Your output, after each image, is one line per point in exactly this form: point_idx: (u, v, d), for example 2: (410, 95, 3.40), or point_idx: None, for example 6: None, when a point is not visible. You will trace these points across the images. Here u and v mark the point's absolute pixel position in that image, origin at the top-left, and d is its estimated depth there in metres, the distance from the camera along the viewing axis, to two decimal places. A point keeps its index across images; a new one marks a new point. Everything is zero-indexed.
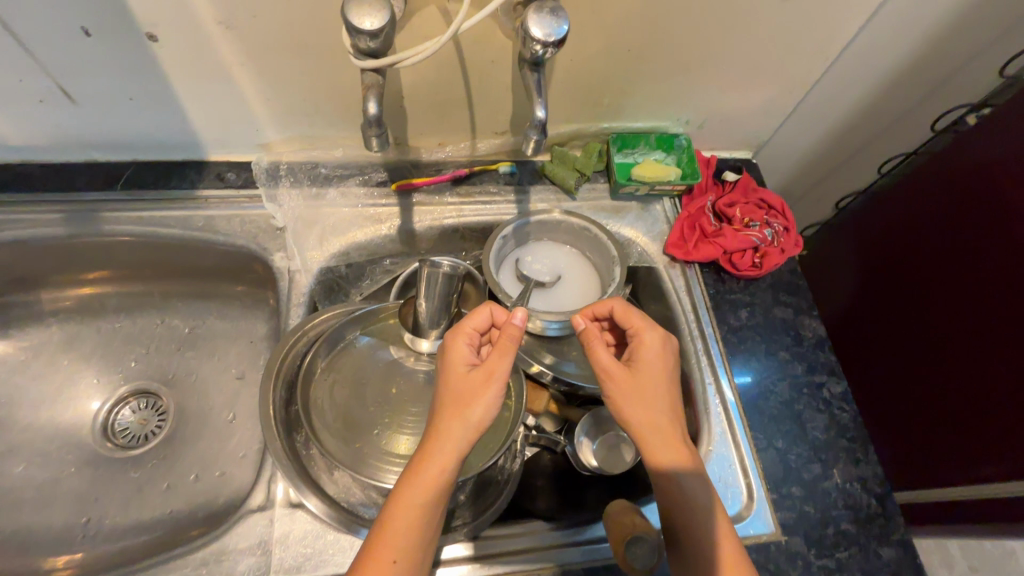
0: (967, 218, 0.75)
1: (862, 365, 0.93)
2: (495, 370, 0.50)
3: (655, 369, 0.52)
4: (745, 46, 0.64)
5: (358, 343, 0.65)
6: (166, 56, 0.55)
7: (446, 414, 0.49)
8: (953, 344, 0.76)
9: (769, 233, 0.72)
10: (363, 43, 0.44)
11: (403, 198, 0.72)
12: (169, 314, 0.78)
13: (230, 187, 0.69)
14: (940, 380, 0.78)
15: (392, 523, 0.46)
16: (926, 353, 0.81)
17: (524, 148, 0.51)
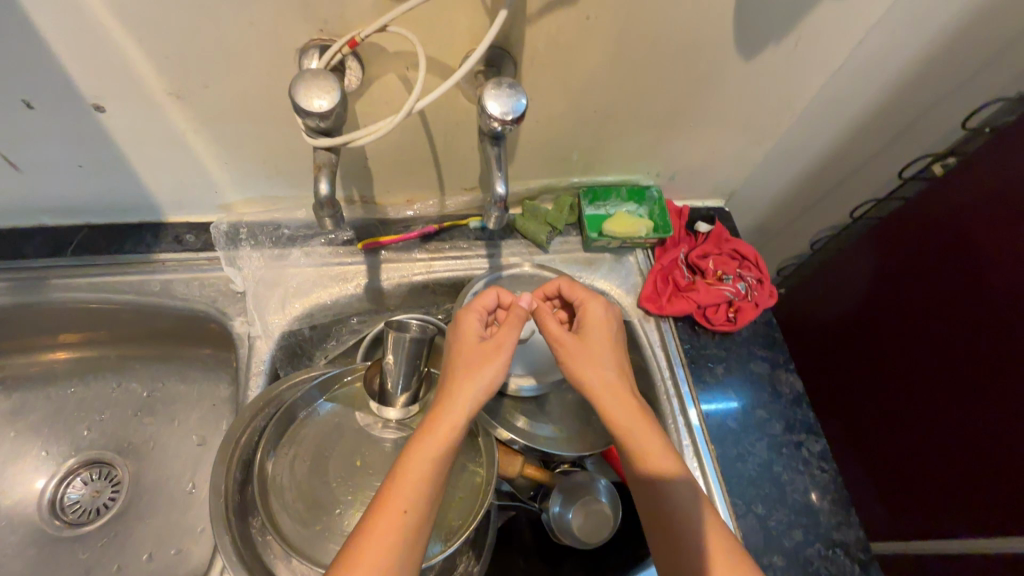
0: (942, 273, 0.75)
1: (843, 409, 0.92)
2: (503, 342, 0.52)
3: (600, 335, 0.55)
4: (710, 105, 0.64)
5: (320, 410, 0.62)
6: (116, 126, 0.53)
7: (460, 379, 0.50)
8: (937, 400, 0.75)
9: (742, 286, 0.71)
10: (313, 123, 0.42)
11: (370, 256, 0.69)
12: (125, 379, 0.74)
13: (188, 250, 0.66)
14: (925, 436, 0.77)
15: (401, 481, 0.45)
16: (909, 407, 0.80)
17: (486, 221, 0.54)
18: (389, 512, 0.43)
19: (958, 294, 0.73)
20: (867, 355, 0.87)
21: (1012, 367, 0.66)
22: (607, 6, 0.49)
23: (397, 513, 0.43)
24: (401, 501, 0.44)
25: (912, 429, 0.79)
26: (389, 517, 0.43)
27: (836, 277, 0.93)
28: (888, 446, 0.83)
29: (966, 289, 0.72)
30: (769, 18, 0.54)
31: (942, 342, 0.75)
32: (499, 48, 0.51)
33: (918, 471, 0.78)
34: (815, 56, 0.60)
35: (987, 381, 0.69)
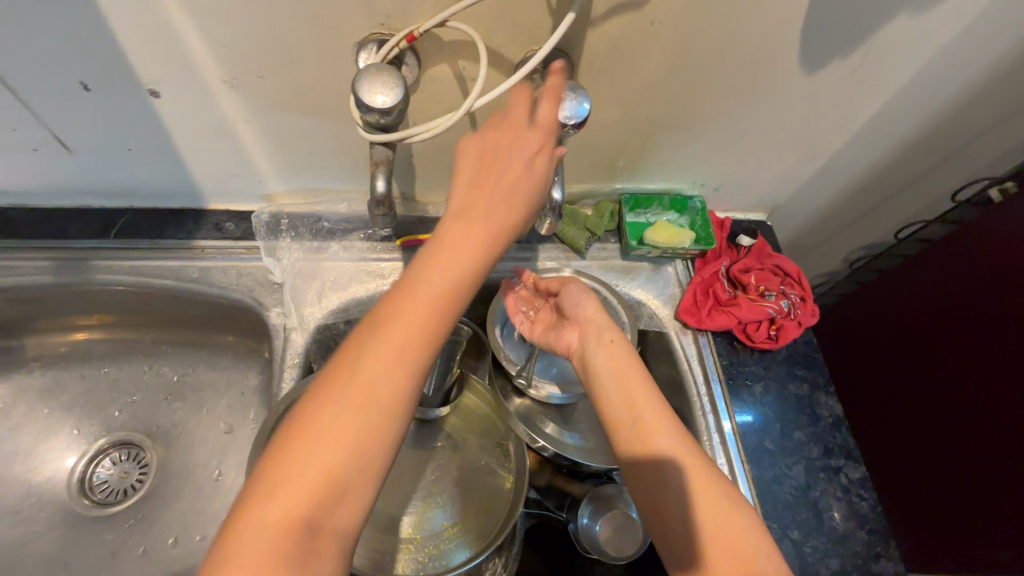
0: (993, 303, 0.73)
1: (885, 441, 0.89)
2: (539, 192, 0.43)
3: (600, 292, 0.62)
4: (766, 119, 0.62)
5: None
6: (168, 111, 0.53)
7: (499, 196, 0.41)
8: (989, 435, 0.72)
9: (785, 303, 0.69)
10: (374, 119, 0.42)
11: (408, 253, 0.69)
12: (158, 362, 0.75)
13: (228, 238, 0.66)
14: (978, 470, 0.74)
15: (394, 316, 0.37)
16: (957, 439, 0.77)
17: (540, 226, 0.57)
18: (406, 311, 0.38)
19: (1006, 326, 0.70)
20: (912, 382, 0.84)
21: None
22: (672, 12, 0.48)
23: (418, 314, 0.38)
24: (393, 338, 0.37)
25: (964, 464, 0.76)
26: (410, 315, 0.37)
27: (880, 301, 0.91)
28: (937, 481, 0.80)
29: (1000, 330, 0.71)
30: (839, 32, 0.52)
31: (992, 374, 0.72)
32: (559, 49, 0.50)
33: (973, 508, 0.75)
34: (881, 72, 0.58)
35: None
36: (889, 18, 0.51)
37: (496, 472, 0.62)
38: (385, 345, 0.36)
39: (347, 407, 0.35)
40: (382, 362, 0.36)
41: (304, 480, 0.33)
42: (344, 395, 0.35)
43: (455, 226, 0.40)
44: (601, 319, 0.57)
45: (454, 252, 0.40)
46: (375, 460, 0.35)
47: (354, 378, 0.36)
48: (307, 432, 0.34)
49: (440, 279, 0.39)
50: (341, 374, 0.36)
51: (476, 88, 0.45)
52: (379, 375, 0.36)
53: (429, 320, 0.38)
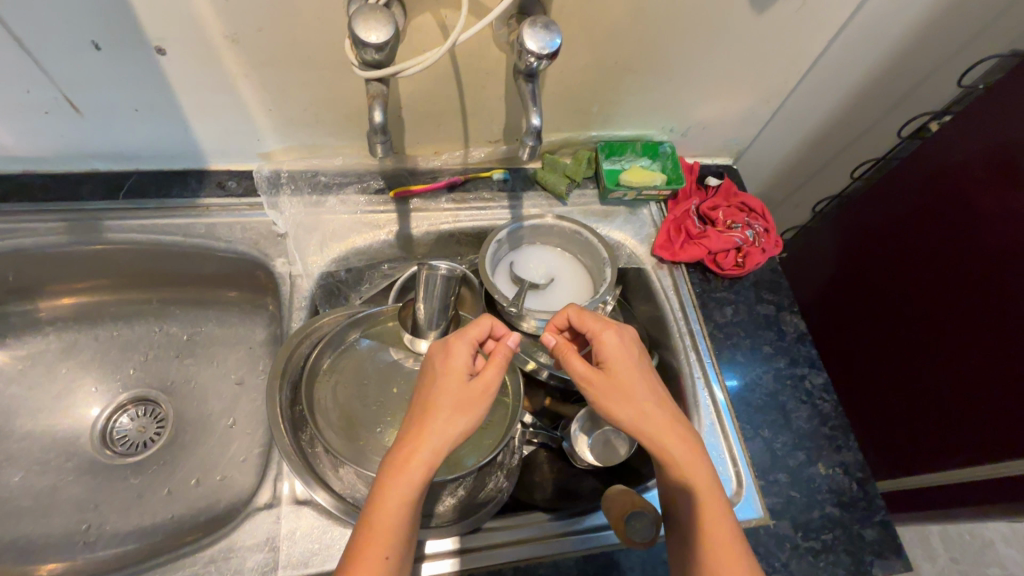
0: (939, 210, 0.80)
1: (871, 361, 0.93)
2: (491, 385, 0.50)
3: (625, 364, 0.53)
4: (723, 60, 0.68)
5: (359, 345, 0.67)
6: (173, 68, 0.57)
7: (452, 390, 0.49)
8: (955, 328, 0.78)
9: (750, 233, 0.75)
10: (370, 55, 0.46)
11: (401, 204, 0.74)
12: (168, 322, 0.79)
13: (231, 196, 0.70)
14: (950, 365, 0.79)
15: (372, 539, 0.43)
16: (928, 341, 0.82)
17: (520, 154, 0.54)
18: (385, 517, 0.44)
19: (959, 225, 0.77)
20: (880, 302, 0.91)
21: (1018, 277, 0.69)
22: None
23: (406, 501, 0.44)
24: (376, 557, 0.43)
25: (938, 361, 0.81)
26: (397, 510, 0.44)
27: (843, 237, 0.98)
28: (919, 385, 0.84)
29: (952, 241, 0.78)
30: None
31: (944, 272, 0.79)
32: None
33: (950, 403, 0.79)
34: (826, 10, 0.63)
35: (996, 296, 0.72)
36: None
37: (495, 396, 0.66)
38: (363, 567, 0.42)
39: None
40: (381, 560, 0.43)
41: None
42: None
43: (412, 443, 0.47)
44: (645, 410, 0.51)
45: (409, 474, 0.45)
46: None
47: None
48: None
49: (415, 478, 0.45)
50: None
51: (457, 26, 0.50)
52: None
53: (397, 529, 0.44)
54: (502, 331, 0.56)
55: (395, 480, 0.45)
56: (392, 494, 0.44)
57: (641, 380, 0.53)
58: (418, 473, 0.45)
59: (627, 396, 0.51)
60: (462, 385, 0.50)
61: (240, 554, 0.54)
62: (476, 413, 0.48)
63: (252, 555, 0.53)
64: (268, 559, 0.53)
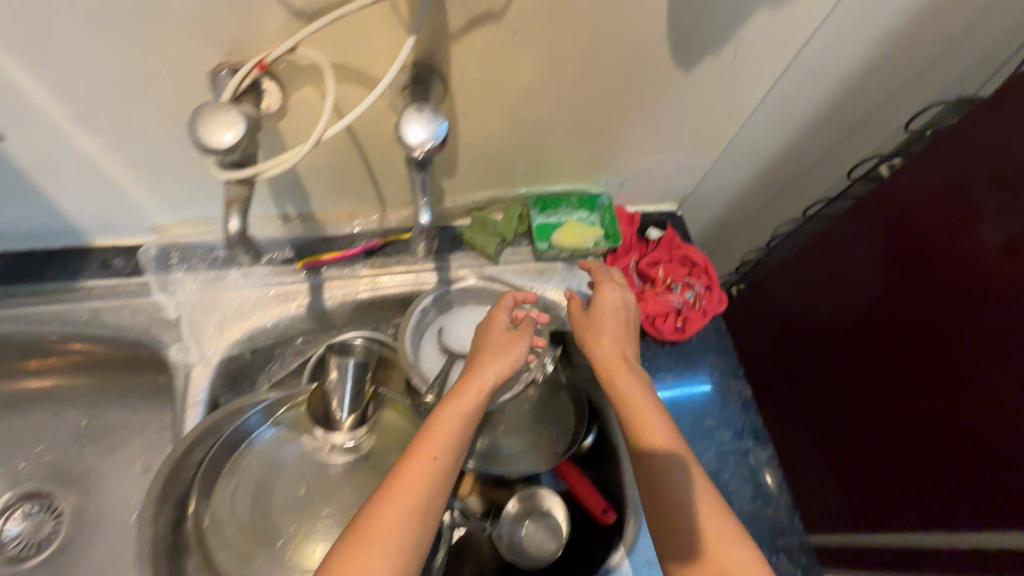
0: (910, 304, 0.72)
1: (827, 406, 0.87)
2: (528, 334, 0.58)
3: (616, 314, 0.59)
4: (653, 116, 0.63)
5: (259, 440, 0.62)
6: (18, 152, 0.50)
7: (499, 334, 0.57)
8: (913, 435, 0.72)
9: (690, 295, 0.71)
10: (223, 158, 0.40)
11: (311, 274, 0.67)
12: (65, 406, 0.72)
13: (117, 276, 0.63)
14: (902, 468, 0.74)
15: (421, 454, 0.48)
16: (884, 435, 0.77)
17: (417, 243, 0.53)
18: (440, 433, 0.49)
19: (914, 264, 0.71)
20: (839, 373, 0.85)
21: (982, 322, 0.64)
22: (531, 22, 0.47)
23: (453, 423, 0.50)
24: (422, 470, 0.47)
25: (891, 459, 0.76)
26: (446, 434, 0.49)
27: (794, 283, 0.92)
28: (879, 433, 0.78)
29: (908, 282, 0.72)
30: (705, 32, 0.52)
31: (911, 372, 0.73)
32: (423, 64, 0.48)
33: (894, 499, 0.76)
34: (758, 62, 0.58)
35: (961, 423, 0.66)
36: (751, 14, 0.52)
37: None
38: (407, 481, 0.47)
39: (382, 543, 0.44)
40: (428, 475, 0.47)
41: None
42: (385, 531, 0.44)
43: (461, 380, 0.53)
44: (620, 345, 0.57)
45: (457, 403, 0.51)
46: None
47: (396, 516, 0.45)
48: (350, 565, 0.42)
49: (463, 403, 0.51)
50: (374, 523, 0.45)
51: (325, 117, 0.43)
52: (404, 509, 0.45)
53: (444, 452, 0.49)
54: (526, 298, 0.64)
55: (447, 405, 0.51)
56: (441, 417, 0.50)
57: (626, 335, 0.58)
58: (465, 401, 0.51)
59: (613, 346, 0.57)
60: (500, 333, 0.57)
61: None
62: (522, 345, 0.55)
63: None
64: None
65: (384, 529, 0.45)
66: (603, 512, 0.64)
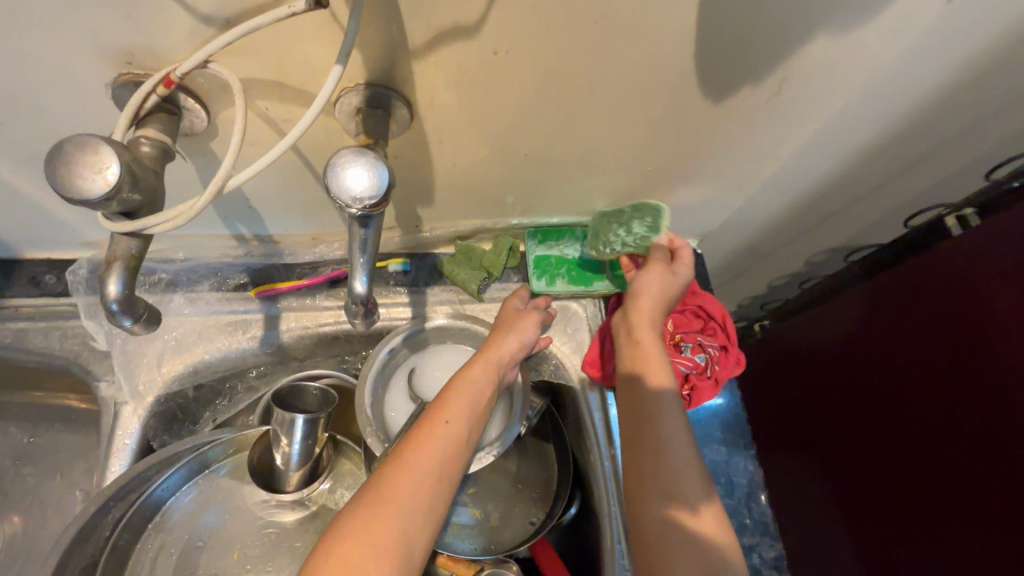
0: (948, 389, 0.60)
1: (849, 480, 0.76)
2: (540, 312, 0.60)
3: (673, 293, 0.56)
4: (673, 149, 0.52)
5: (178, 503, 0.55)
6: None
7: (508, 315, 0.59)
8: (933, 527, 0.62)
9: (701, 358, 0.61)
10: (112, 206, 0.31)
11: (266, 304, 0.59)
12: (5, 420, 0.66)
13: (46, 295, 0.56)
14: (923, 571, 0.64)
15: (442, 407, 0.48)
16: (903, 518, 0.67)
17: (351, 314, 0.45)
18: (461, 392, 0.50)
19: (960, 335, 0.59)
20: (858, 442, 0.74)
21: None
22: (519, 43, 0.37)
23: (473, 386, 0.51)
24: (443, 419, 0.47)
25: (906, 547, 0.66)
26: (466, 393, 0.50)
27: (826, 336, 0.80)
28: (906, 522, 0.66)
29: (950, 355, 0.60)
30: (746, 59, 0.41)
31: (936, 457, 0.62)
32: (380, 85, 0.39)
33: None
34: (807, 95, 0.47)
35: (996, 538, 0.56)
36: (807, 39, 0.40)
37: None
38: (428, 428, 0.46)
39: (407, 484, 0.42)
40: (447, 428, 0.47)
41: (394, 519, 0.40)
42: (412, 470, 0.43)
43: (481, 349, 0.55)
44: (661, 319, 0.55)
45: (477, 368, 0.52)
46: (415, 533, 0.41)
47: (419, 457, 0.44)
48: (372, 507, 0.41)
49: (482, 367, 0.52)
50: (396, 470, 0.43)
51: (232, 157, 0.33)
52: (424, 455, 0.44)
53: (467, 409, 0.49)
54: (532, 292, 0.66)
55: (468, 369, 0.52)
56: (464, 378, 0.51)
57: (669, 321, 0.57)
58: (483, 367, 0.52)
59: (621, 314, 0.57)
60: (517, 312, 0.60)
61: None
62: (531, 324, 0.58)
63: None
64: None
65: (397, 488, 0.42)
66: None
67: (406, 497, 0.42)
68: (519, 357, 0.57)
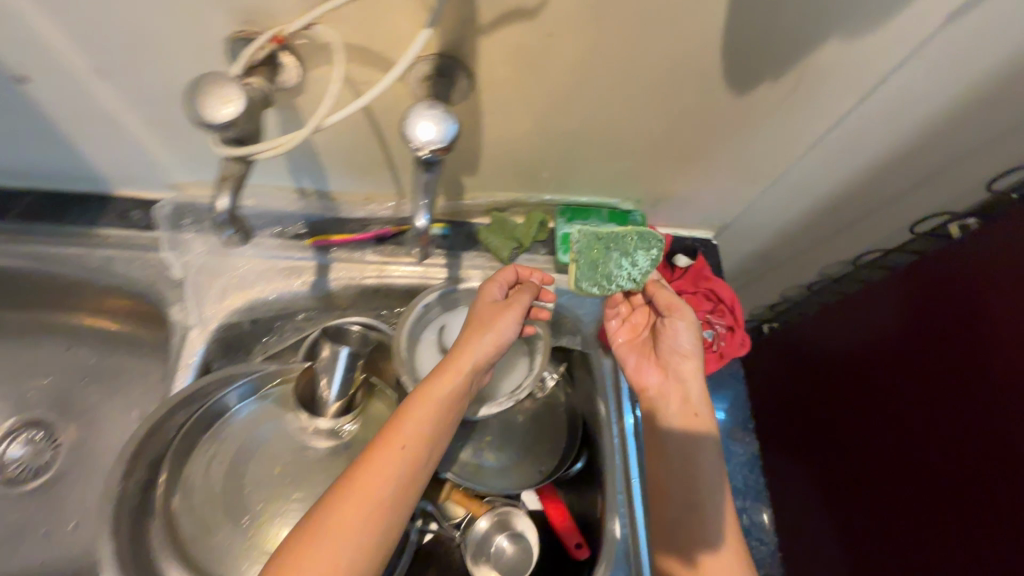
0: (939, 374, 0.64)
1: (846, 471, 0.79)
2: (523, 308, 0.57)
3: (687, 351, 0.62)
4: (697, 137, 0.58)
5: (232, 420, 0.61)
6: (44, 98, 0.50)
7: (489, 308, 0.57)
8: (924, 508, 0.65)
9: (708, 335, 0.66)
10: (225, 132, 0.38)
11: (320, 253, 0.66)
12: (76, 343, 0.74)
13: (133, 228, 0.64)
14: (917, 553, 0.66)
15: (398, 426, 0.49)
16: (898, 503, 0.70)
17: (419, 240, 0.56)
18: (418, 409, 0.50)
19: (952, 322, 0.63)
20: (858, 433, 0.78)
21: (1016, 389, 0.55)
22: (571, 26, 0.43)
23: (432, 403, 0.50)
24: (396, 442, 0.48)
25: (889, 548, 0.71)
26: (425, 410, 0.50)
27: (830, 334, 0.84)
28: (901, 506, 0.69)
29: (942, 341, 0.64)
30: (767, 55, 0.47)
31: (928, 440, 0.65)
32: (448, 55, 0.45)
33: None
34: (820, 94, 0.52)
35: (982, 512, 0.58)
36: (822, 40, 0.46)
37: None
38: (380, 452, 0.48)
39: (355, 513, 0.45)
40: (400, 451, 0.48)
41: (342, 546, 0.43)
42: (359, 501, 0.45)
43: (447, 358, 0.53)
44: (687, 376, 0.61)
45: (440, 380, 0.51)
46: (368, 554, 0.44)
47: (367, 486, 0.46)
48: (321, 533, 0.44)
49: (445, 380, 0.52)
50: (347, 496, 0.45)
51: (322, 107, 0.40)
52: (374, 481, 0.46)
53: (422, 429, 0.49)
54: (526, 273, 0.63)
55: (430, 382, 0.52)
56: (426, 391, 0.51)
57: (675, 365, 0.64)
58: (447, 378, 0.52)
59: (660, 373, 0.62)
60: (496, 308, 0.57)
61: None
62: (508, 323, 0.55)
63: None
64: None
65: (345, 515, 0.44)
66: (575, 547, 0.60)
67: (355, 525, 0.44)
68: (495, 358, 0.56)
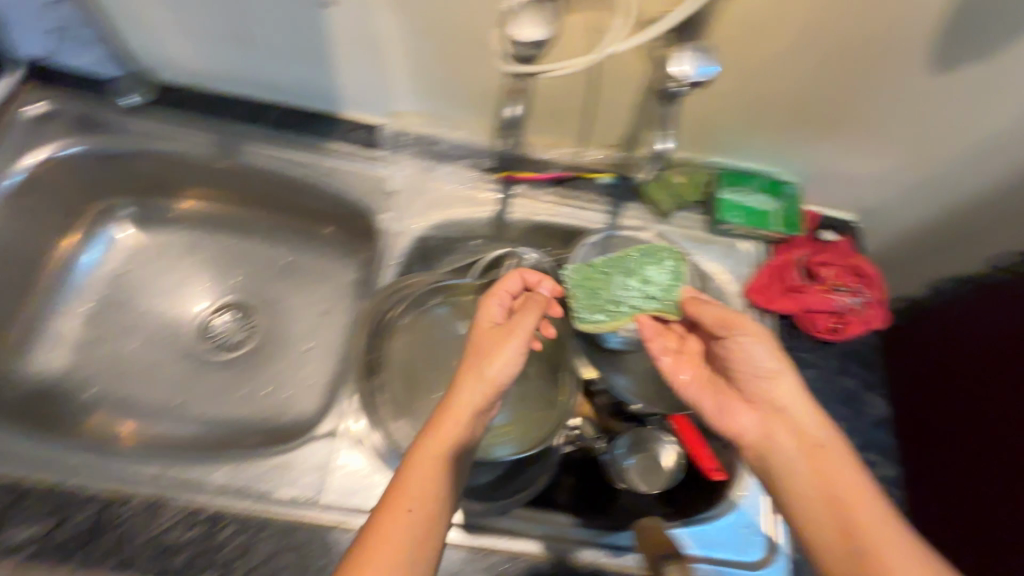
0: None
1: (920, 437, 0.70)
2: (524, 332, 0.55)
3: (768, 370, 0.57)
4: (879, 113, 0.64)
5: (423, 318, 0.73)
6: (339, 21, 0.61)
7: (489, 333, 0.57)
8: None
9: (856, 301, 0.70)
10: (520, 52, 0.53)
11: (506, 187, 0.76)
12: (274, 243, 0.86)
13: (356, 145, 0.76)
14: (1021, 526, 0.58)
15: (408, 475, 0.48)
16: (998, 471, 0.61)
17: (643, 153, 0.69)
18: (424, 456, 0.49)
19: None
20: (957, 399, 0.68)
21: None
22: None
23: (436, 451, 0.50)
24: (407, 494, 0.47)
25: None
26: (432, 455, 0.50)
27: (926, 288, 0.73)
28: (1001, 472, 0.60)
29: None
30: (975, 34, 0.53)
31: None
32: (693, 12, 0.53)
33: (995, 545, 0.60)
34: None
35: None
36: None
37: (547, 394, 0.69)
38: (394, 504, 0.47)
39: (383, 562, 0.44)
40: (416, 500, 0.47)
41: None
42: (383, 550, 0.45)
43: (446, 404, 0.53)
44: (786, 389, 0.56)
45: (440, 425, 0.51)
46: None
47: (387, 537, 0.45)
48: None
49: (447, 425, 0.51)
50: (368, 551, 0.45)
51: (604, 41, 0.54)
52: (393, 528, 0.46)
53: (433, 471, 0.49)
54: (533, 280, 0.62)
55: (429, 432, 0.51)
56: (430, 437, 0.50)
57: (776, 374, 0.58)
58: (449, 421, 0.51)
59: (754, 411, 0.56)
60: (497, 343, 0.55)
61: (297, 469, 0.60)
62: (511, 349, 0.54)
63: (308, 472, 0.60)
64: (319, 481, 0.59)
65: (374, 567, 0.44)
66: (711, 470, 0.64)
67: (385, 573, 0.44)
68: (502, 388, 0.54)
